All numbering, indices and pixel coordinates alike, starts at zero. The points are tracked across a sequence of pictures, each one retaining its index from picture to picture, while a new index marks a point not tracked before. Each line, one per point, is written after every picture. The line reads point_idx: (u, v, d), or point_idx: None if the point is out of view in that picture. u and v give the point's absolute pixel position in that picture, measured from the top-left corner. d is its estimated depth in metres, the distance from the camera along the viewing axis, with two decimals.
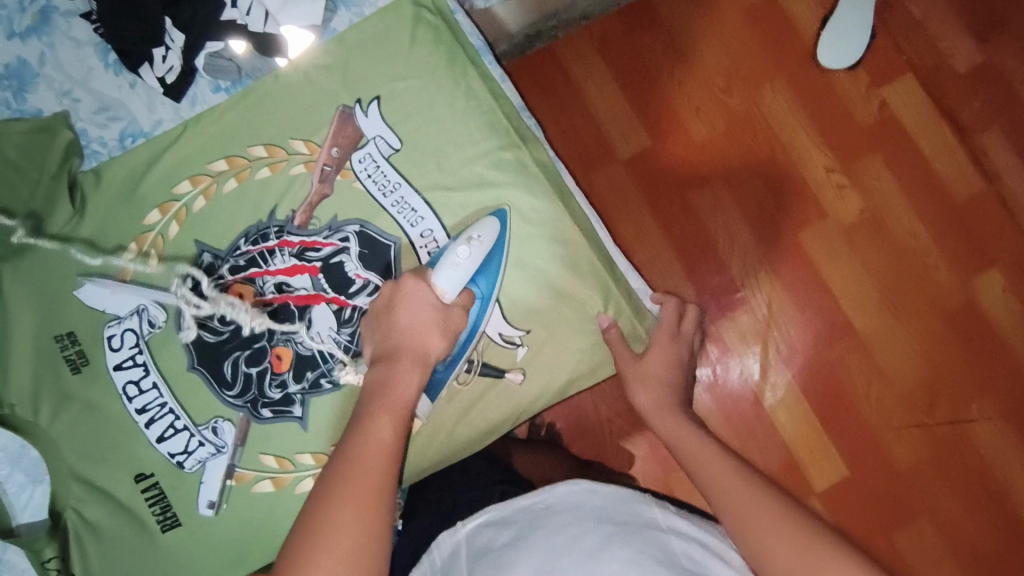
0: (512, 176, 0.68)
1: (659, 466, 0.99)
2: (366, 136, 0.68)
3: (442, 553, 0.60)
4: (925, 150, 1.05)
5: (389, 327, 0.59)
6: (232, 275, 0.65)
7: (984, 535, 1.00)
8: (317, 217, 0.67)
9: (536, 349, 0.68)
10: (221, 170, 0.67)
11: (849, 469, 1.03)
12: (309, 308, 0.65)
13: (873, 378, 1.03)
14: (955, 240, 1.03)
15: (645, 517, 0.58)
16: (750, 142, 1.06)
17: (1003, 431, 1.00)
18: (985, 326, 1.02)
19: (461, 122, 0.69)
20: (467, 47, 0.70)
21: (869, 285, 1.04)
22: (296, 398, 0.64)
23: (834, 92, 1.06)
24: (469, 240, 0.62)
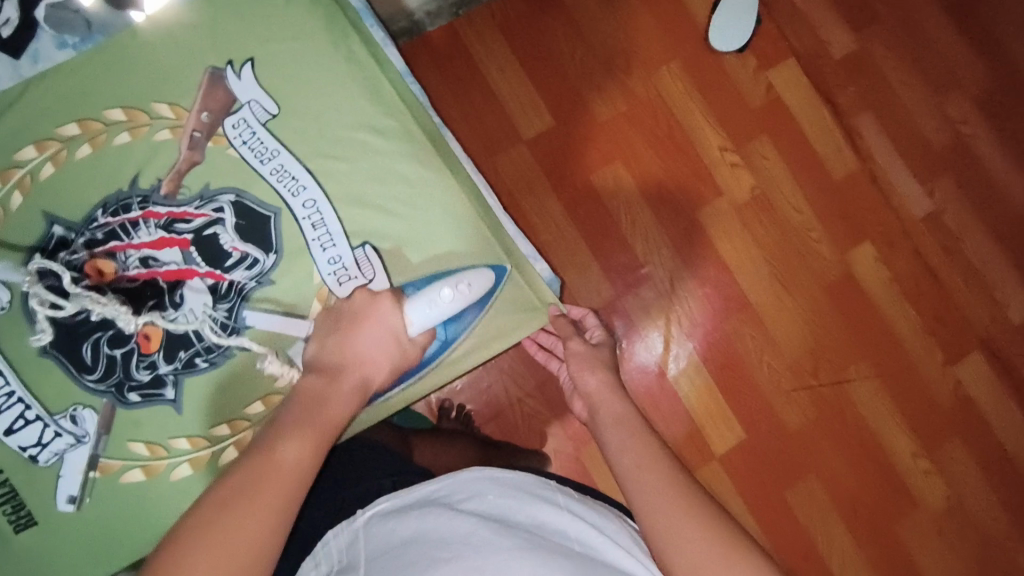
0: (397, 145, 0.65)
1: (569, 440, 1.01)
2: (239, 100, 0.64)
3: (340, 542, 0.56)
4: (808, 131, 1.11)
5: (348, 334, 0.59)
6: (88, 249, 0.60)
7: (865, 488, 1.08)
8: (187, 186, 0.62)
9: None
10: (73, 134, 0.61)
11: (744, 433, 1.08)
12: (181, 284, 0.60)
13: (764, 346, 1.09)
14: (836, 218, 1.11)
15: (546, 501, 0.58)
16: (647, 122, 1.09)
17: (878, 389, 1.09)
18: (860, 293, 1.10)
19: (344, 88, 0.65)
20: (348, 10, 0.66)
21: (761, 260, 1.09)
22: (168, 379, 0.60)
23: (725, 74, 1.11)
24: (456, 286, 0.62)
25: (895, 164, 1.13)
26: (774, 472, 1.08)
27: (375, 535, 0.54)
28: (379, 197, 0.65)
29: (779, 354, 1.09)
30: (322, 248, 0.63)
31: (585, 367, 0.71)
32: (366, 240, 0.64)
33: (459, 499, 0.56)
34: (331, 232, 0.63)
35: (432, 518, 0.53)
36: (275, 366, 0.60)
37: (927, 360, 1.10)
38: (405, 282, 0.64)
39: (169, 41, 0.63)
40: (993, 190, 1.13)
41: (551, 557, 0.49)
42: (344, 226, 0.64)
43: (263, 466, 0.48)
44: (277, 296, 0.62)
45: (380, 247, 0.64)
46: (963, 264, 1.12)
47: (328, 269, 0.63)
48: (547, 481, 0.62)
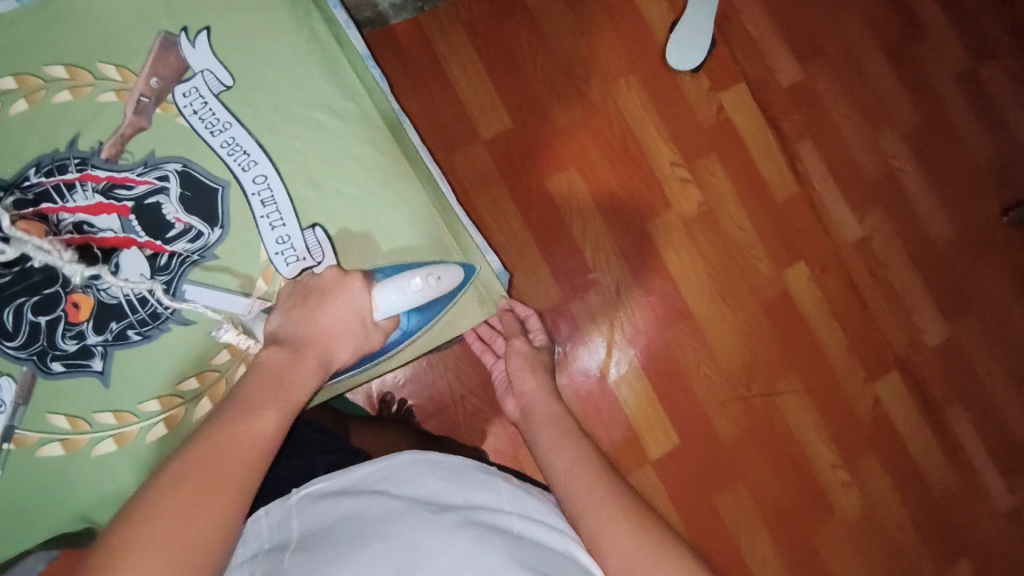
0: (354, 127, 0.63)
1: (510, 438, 1.01)
2: (192, 68, 0.61)
3: (270, 521, 0.55)
4: (753, 152, 1.16)
5: (316, 308, 0.57)
6: (16, 209, 0.56)
7: (787, 495, 1.14)
8: (130, 152, 0.59)
9: None
10: (9, 89, 0.58)
11: (678, 438, 1.11)
12: (117, 252, 0.57)
13: (702, 355, 1.13)
14: (775, 237, 1.16)
15: (483, 486, 0.58)
16: (603, 131, 1.12)
17: (804, 402, 1.15)
18: (793, 309, 1.16)
19: (302, 65, 0.63)
20: None
21: (703, 272, 1.14)
22: (96, 350, 0.57)
23: (679, 91, 1.15)
24: (426, 277, 0.60)
25: (830, 190, 1.19)
26: (705, 477, 1.12)
27: (310, 515, 0.53)
28: (334, 179, 0.62)
29: (715, 363, 1.13)
30: (271, 226, 0.61)
31: (524, 367, 0.73)
32: (316, 221, 0.62)
33: (395, 482, 0.55)
34: (282, 211, 0.61)
35: (367, 503, 0.52)
36: (234, 335, 0.58)
37: (849, 376, 1.17)
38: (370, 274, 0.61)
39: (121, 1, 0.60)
40: (916, 221, 1.21)
41: (485, 539, 0.49)
42: (296, 206, 0.61)
43: (214, 454, 0.44)
44: (220, 272, 0.60)
45: (331, 230, 0.62)
46: (886, 288, 1.20)
47: (275, 248, 0.61)
48: (485, 467, 0.62)
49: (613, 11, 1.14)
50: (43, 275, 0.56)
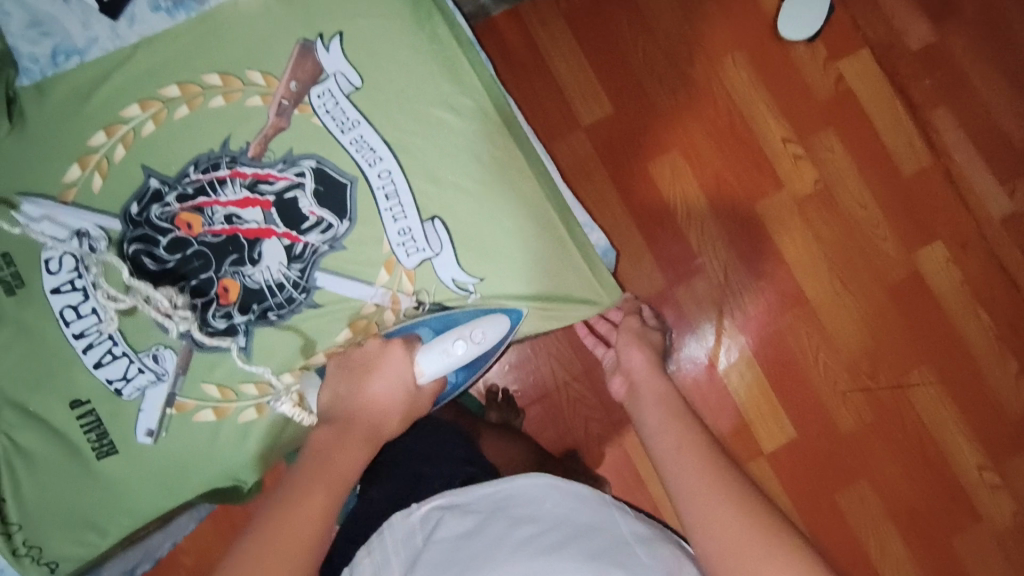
0: (471, 121, 0.66)
1: (614, 426, 1.01)
2: (326, 71, 0.65)
3: (395, 532, 0.58)
4: (879, 124, 1.08)
5: (364, 383, 0.57)
6: (179, 202, 0.63)
7: (921, 497, 1.04)
8: (272, 150, 0.64)
9: (487, 297, 0.65)
10: (173, 96, 0.64)
11: (796, 432, 1.06)
12: (260, 242, 0.64)
13: (820, 343, 1.06)
14: (905, 217, 1.07)
15: (604, 511, 0.56)
16: (710, 113, 1.08)
17: (942, 397, 1.05)
18: (926, 294, 1.06)
19: (423, 64, 0.66)
20: None
21: (820, 254, 1.07)
22: (240, 328, 0.63)
23: (792, 64, 1.08)
24: (467, 338, 0.60)
25: (972, 162, 1.07)
26: (826, 471, 1.05)
27: (434, 530, 0.55)
28: (452, 174, 0.65)
29: (836, 353, 1.06)
30: (393, 219, 0.64)
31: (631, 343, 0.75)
32: (435, 214, 0.65)
33: (518, 507, 0.56)
34: (403, 204, 0.64)
35: (490, 527, 0.53)
36: (292, 407, 0.61)
37: (998, 370, 1.05)
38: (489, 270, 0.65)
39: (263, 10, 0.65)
40: None
41: (607, 571, 0.48)
42: (416, 200, 0.65)
43: (294, 518, 0.46)
44: (346, 260, 0.64)
45: (448, 221, 0.65)
46: None
47: (397, 239, 0.64)
48: (603, 494, 0.59)
49: None
50: (200, 260, 0.63)
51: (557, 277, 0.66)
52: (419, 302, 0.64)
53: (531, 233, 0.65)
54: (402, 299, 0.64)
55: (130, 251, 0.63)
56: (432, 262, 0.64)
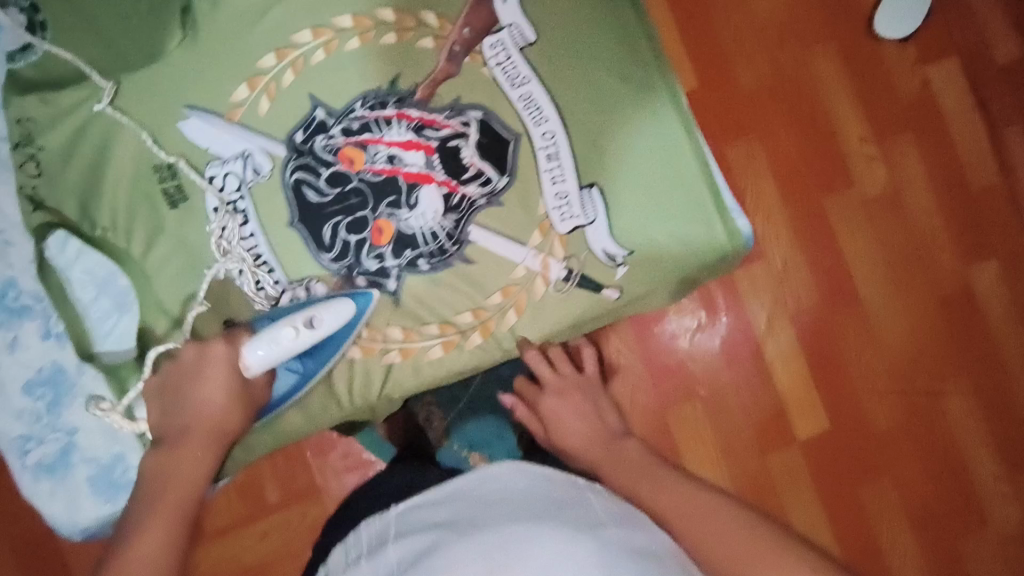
0: (639, 93, 0.65)
1: (654, 399, 0.97)
2: (501, 22, 0.64)
3: (369, 532, 0.57)
4: (956, 140, 0.99)
5: (185, 390, 0.56)
6: (344, 136, 0.63)
7: (944, 514, 0.98)
8: (440, 95, 0.64)
9: (635, 272, 0.66)
10: (345, 26, 0.63)
11: (830, 426, 0.98)
12: (419, 186, 0.64)
13: (866, 346, 0.99)
14: (965, 227, 0.99)
15: (574, 488, 0.57)
16: (794, 100, 0.98)
17: (974, 415, 0.99)
18: (975, 308, 0.99)
19: (599, 29, 0.65)
20: None
21: (876, 251, 0.99)
22: (392, 271, 0.64)
23: (880, 61, 0.99)
24: (301, 324, 0.57)
25: None
26: (853, 471, 0.98)
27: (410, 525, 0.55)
28: (613, 144, 0.65)
29: (880, 356, 0.99)
30: (552, 181, 0.65)
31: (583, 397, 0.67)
32: (594, 181, 0.66)
33: (491, 490, 0.56)
34: (563, 167, 0.65)
35: (463, 512, 0.54)
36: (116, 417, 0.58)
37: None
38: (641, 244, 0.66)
39: None
40: None
41: (578, 543, 0.48)
42: (576, 165, 0.65)
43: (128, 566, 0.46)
44: (501, 218, 0.65)
45: (606, 190, 0.66)
46: None
47: (554, 203, 0.65)
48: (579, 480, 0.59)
49: None
50: (358, 198, 0.64)
51: (706, 260, 0.67)
52: (568, 271, 0.65)
53: (684, 213, 0.66)
54: (552, 264, 0.65)
55: (293, 179, 0.63)
56: (584, 231, 0.65)
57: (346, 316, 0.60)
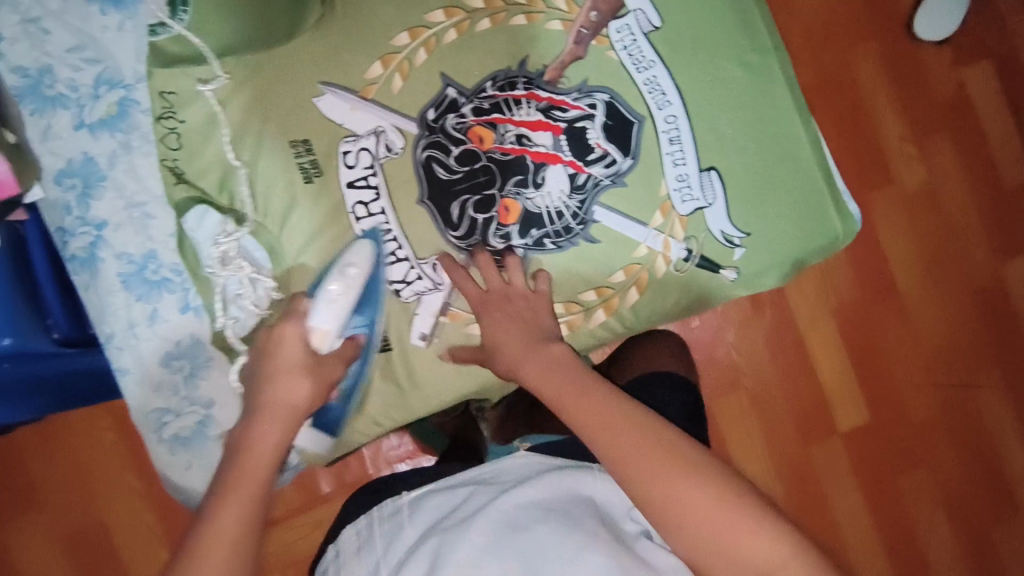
0: (758, 77, 0.67)
1: (704, 386, 1.01)
2: (627, 7, 0.66)
3: (381, 513, 0.64)
4: (988, 131, 1.02)
5: (277, 379, 0.55)
6: (474, 115, 0.64)
7: (977, 494, 1.04)
8: (568, 77, 0.65)
9: (751, 252, 0.67)
10: (478, 7, 0.64)
11: (871, 415, 1.03)
12: (545, 167, 0.65)
13: (905, 336, 1.03)
14: (999, 221, 1.03)
15: (585, 484, 0.62)
16: (838, 99, 1.00)
17: (1006, 400, 1.04)
18: (1005, 300, 1.03)
19: (720, 16, 0.67)
20: None
21: (914, 243, 1.02)
22: (519, 251, 0.65)
23: (919, 62, 1.01)
24: (342, 275, 0.59)
25: None
26: (891, 457, 1.03)
27: (422, 511, 0.62)
28: (731, 127, 0.66)
29: (918, 347, 1.03)
30: (674, 163, 0.66)
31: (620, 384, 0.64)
32: (712, 165, 0.66)
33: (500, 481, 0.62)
34: (685, 151, 0.66)
35: (471, 499, 0.60)
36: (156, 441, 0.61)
37: None
38: (758, 227, 0.67)
39: None
40: None
41: (587, 540, 0.53)
42: (697, 148, 0.66)
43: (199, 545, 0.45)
44: (624, 197, 0.66)
45: (724, 174, 0.66)
46: None
47: (675, 185, 0.66)
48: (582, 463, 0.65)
49: None
50: (486, 176, 0.64)
51: (819, 243, 0.68)
52: (688, 251, 0.67)
53: (800, 196, 0.67)
54: (673, 245, 0.67)
55: (423, 156, 0.63)
56: (704, 212, 0.66)
57: (373, 251, 0.61)
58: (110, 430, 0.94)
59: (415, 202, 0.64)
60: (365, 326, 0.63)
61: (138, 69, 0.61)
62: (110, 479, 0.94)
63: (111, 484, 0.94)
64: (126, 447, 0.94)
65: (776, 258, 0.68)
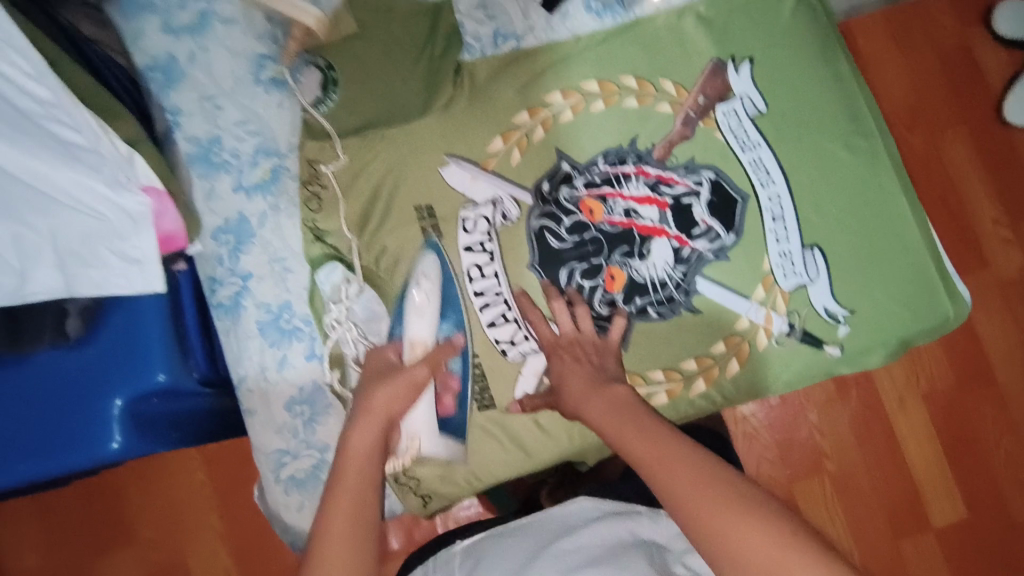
0: (863, 159, 0.68)
1: (785, 468, 0.97)
2: (734, 91, 0.69)
3: (439, 561, 0.65)
4: None
5: (371, 387, 0.61)
6: (586, 189, 0.68)
7: None
8: (675, 156, 0.69)
9: (856, 329, 0.67)
10: (593, 91, 0.69)
11: (968, 511, 0.96)
12: (651, 239, 0.67)
13: (1002, 430, 0.97)
14: None
15: (632, 526, 0.61)
16: (927, 190, 0.98)
17: None
18: None
19: (825, 100, 0.69)
20: (836, 34, 0.71)
21: (1012, 332, 0.97)
22: (623, 318, 0.67)
23: (1013, 149, 0.98)
24: (418, 282, 0.66)
25: None
26: (992, 561, 0.96)
27: (472, 555, 0.62)
28: (836, 207, 0.68)
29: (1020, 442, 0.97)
30: (777, 240, 0.68)
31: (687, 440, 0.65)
32: (816, 243, 0.67)
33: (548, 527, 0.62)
34: (789, 229, 0.68)
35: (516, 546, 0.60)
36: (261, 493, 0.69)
37: None
38: (863, 305, 0.67)
39: (681, 23, 0.71)
40: None
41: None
42: (802, 226, 0.68)
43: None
44: (727, 271, 0.68)
45: (828, 252, 0.67)
46: None
47: (778, 261, 0.67)
48: (635, 509, 0.64)
49: (947, 53, 0.98)
50: (594, 246, 0.67)
51: (928, 324, 0.67)
52: (791, 325, 0.67)
53: (907, 276, 0.67)
54: (775, 318, 0.67)
55: (536, 225, 0.67)
56: (807, 288, 0.67)
57: (442, 258, 0.67)
58: (200, 470, 0.98)
59: (527, 269, 0.67)
60: (454, 327, 0.66)
61: (291, 141, 0.69)
62: (198, 517, 0.97)
63: (198, 522, 0.97)
64: (215, 487, 0.98)
65: (883, 336, 0.67)
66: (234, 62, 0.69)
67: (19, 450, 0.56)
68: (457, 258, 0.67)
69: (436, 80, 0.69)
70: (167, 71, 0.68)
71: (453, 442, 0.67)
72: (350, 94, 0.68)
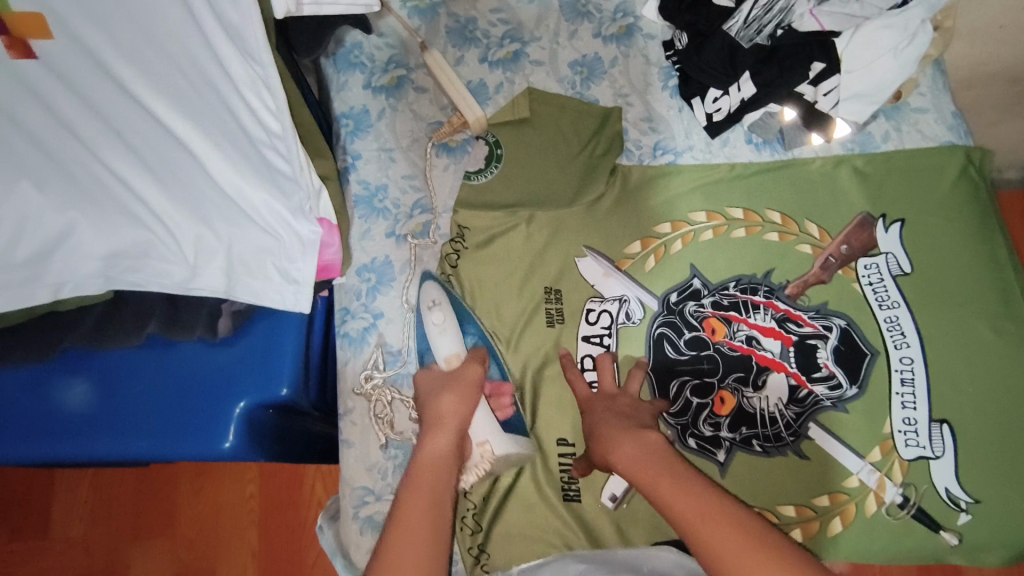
0: (1010, 345, 0.66)
1: None
2: (880, 248, 0.69)
3: None
4: None
5: (437, 394, 0.62)
6: (712, 308, 0.69)
7: None
8: (808, 296, 0.69)
9: (979, 522, 0.63)
10: (737, 218, 0.72)
11: None
12: (768, 371, 0.67)
13: None
14: None
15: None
16: None
17: None
18: None
19: (975, 277, 0.68)
20: (998, 216, 0.70)
21: None
22: (724, 444, 0.66)
23: None
24: (432, 303, 0.67)
25: None
26: None
27: None
28: (973, 387, 0.65)
29: None
30: (902, 405, 0.65)
31: None
32: (945, 418, 0.64)
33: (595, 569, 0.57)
34: (917, 396, 0.65)
35: None
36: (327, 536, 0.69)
37: None
38: (990, 497, 0.63)
39: (836, 173, 0.72)
40: None
41: None
42: (932, 397, 0.65)
43: None
44: (844, 424, 0.65)
45: (958, 430, 0.64)
46: None
47: (899, 425, 0.65)
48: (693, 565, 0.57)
49: None
50: (710, 364, 0.68)
51: None
52: (905, 498, 0.64)
53: None
54: (888, 486, 0.64)
55: (657, 331, 0.69)
56: (928, 463, 0.64)
57: (513, 298, 0.70)
58: (251, 482, 0.99)
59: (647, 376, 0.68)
60: (479, 338, 0.68)
61: (447, 204, 0.75)
62: (236, 528, 0.98)
63: (235, 533, 0.98)
64: (261, 502, 0.99)
65: (1008, 535, 0.62)
66: (415, 124, 0.77)
67: (153, 427, 0.62)
68: (577, 347, 0.69)
69: (590, 177, 0.73)
70: (357, 121, 0.77)
71: (521, 439, 0.64)
72: (509, 172, 0.74)
